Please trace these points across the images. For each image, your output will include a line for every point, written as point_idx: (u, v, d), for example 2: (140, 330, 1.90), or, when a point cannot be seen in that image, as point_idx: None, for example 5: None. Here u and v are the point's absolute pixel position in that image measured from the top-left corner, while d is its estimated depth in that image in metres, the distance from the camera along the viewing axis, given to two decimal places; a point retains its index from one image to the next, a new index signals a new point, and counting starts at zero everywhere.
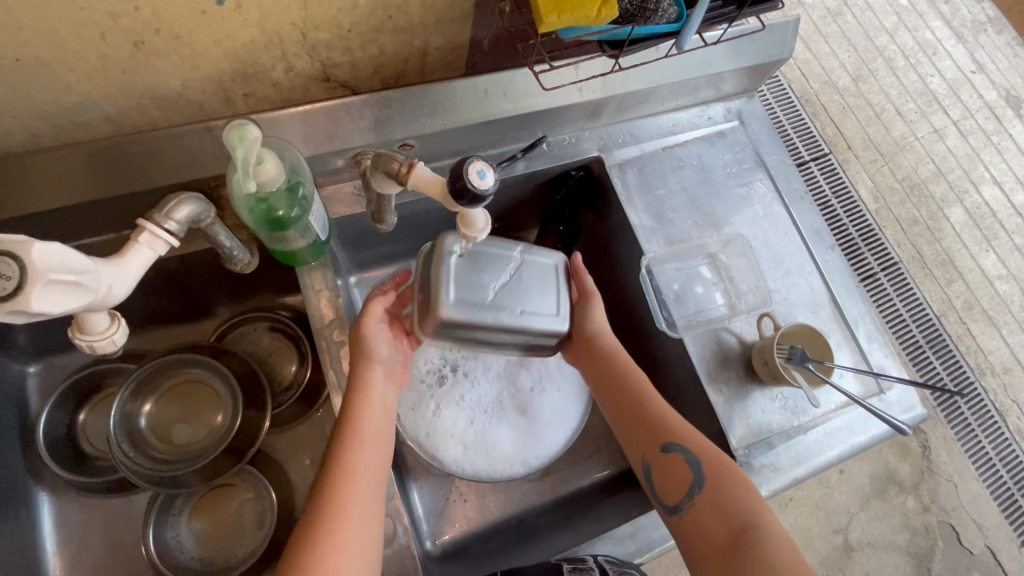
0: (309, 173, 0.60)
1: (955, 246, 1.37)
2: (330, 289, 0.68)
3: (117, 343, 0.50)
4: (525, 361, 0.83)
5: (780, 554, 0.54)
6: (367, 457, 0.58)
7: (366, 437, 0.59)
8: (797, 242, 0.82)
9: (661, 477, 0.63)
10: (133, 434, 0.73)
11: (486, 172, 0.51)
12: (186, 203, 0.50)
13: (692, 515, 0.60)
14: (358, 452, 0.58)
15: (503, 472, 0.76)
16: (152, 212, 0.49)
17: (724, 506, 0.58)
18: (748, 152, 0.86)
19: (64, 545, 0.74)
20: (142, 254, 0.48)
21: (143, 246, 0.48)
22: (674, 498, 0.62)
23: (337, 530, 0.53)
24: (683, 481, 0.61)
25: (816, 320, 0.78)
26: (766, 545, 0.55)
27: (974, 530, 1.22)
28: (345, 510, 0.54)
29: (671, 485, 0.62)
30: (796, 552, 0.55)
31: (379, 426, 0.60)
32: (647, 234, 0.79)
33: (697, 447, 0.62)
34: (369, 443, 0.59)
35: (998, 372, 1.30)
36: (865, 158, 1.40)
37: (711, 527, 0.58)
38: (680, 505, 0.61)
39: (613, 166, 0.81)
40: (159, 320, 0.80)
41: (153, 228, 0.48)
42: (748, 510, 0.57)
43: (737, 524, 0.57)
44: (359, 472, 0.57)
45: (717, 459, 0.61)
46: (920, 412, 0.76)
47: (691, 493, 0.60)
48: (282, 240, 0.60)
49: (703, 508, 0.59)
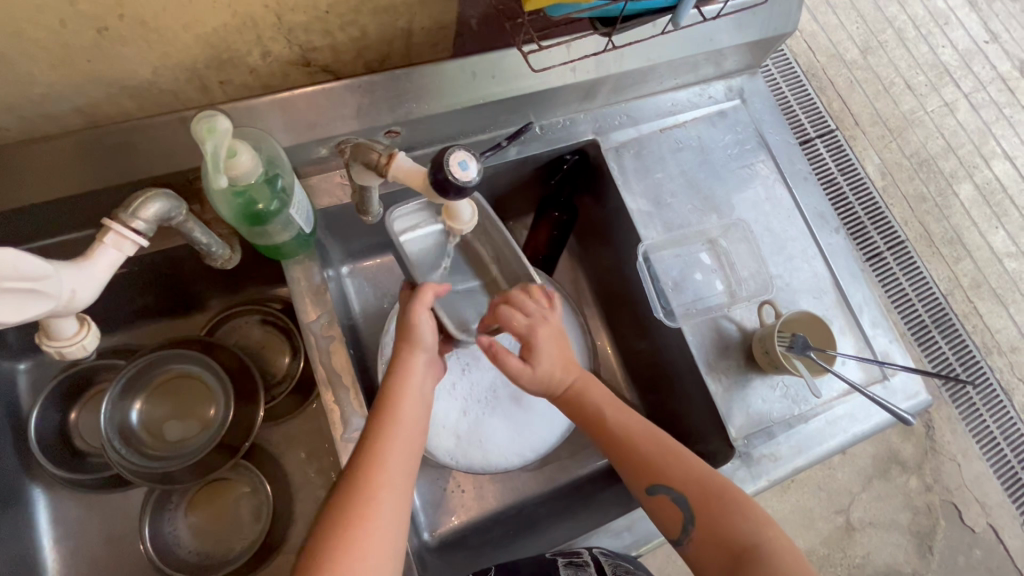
0: (288, 163, 0.57)
1: (963, 224, 1.34)
2: (316, 283, 0.66)
3: (87, 348, 0.49)
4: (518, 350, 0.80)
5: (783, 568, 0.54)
6: (400, 446, 0.56)
7: (405, 424, 0.58)
8: (801, 225, 0.80)
9: (653, 516, 0.62)
10: (124, 431, 0.72)
11: (469, 162, 0.49)
12: (154, 201, 0.49)
13: (691, 548, 0.59)
14: (389, 444, 0.56)
15: (498, 464, 0.76)
16: (118, 211, 0.47)
17: (721, 536, 0.57)
18: (751, 132, 0.83)
19: (61, 540, 0.74)
20: (108, 256, 0.46)
21: (109, 248, 0.46)
22: (671, 532, 0.61)
23: (365, 517, 0.50)
24: (676, 519, 0.60)
25: (819, 306, 0.76)
26: (768, 563, 0.54)
27: (976, 508, 1.21)
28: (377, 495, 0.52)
29: (666, 523, 0.61)
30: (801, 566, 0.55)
31: (411, 417, 0.58)
32: (644, 220, 0.77)
33: (680, 483, 0.60)
34: (405, 431, 0.57)
35: (1004, 351, 1.28)
36: (872, 134, 1.35)
37: (711, 557, 0.57)
38: (680, 538, 0.60)
39: (610, 149, 0.78)
40: (148, 314, 0.79)
41: (120, 227, 0.47)
42: (743, 530, 0.57)
43: (737, 548, 0.56)
44: (393, 459, 0.55)
45: (702, 486, 0.60)
46: (924, 398, 0.75)
47: (685, 529, 0.59)
48: (263, 235, 0.58)
49: (702, 540, 0.58)
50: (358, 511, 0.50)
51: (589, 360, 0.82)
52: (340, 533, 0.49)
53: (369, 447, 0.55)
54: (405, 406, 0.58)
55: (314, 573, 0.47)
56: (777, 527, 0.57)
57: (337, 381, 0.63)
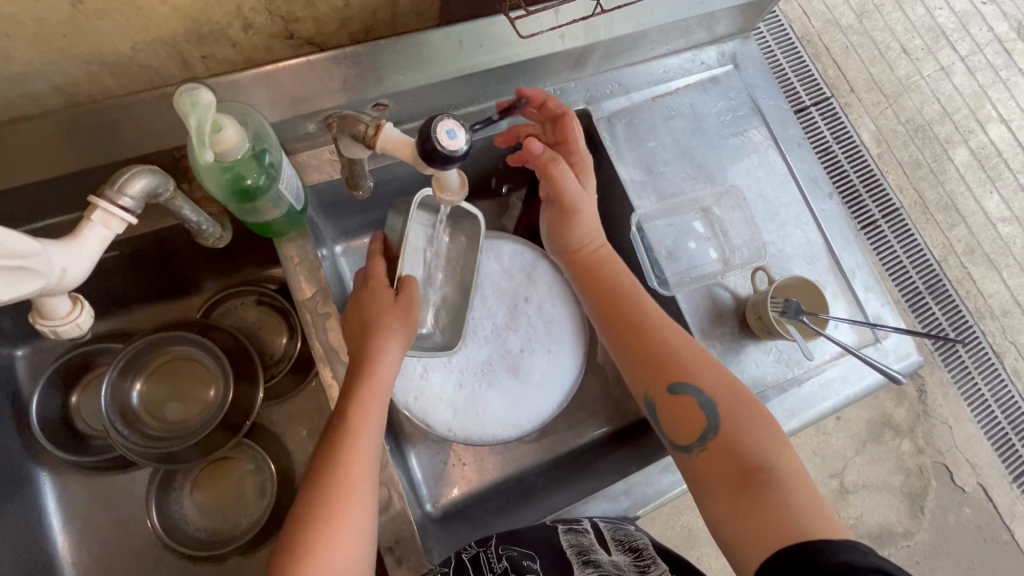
0: (275, 137, 0.57)
1: (957, 189, 1.34)
2: (308, 260, 0.65)
3: (82, 327, 0.49)
4: (513, 323, 0.81)
5: (795, 492, 0.55)
6: (372, 418, 0.58)
7: (379, 385, 0.59)
8: (795, 191, 0.80)
9: (669, 416, 0.62)
10: (125, 413, 0.73)
11: (456, 131, 0.48)
12: (139, 177, 0.48)
13: (703, 455, 0.60)
14: (364, 417, 0.57)
15: (498, 436, 0.77)
16: (104, 188, 0.46)
17: (738, 448, 0.58)
18: (744, 98, 0.82)
19: (70, 522, 0.75)
20: (97, 234, 0.46)
21: (97, 225, 0.46)
22: (684, 437, 0.61)
23: (346, 488, 0.53)
24: (695, 423, 0.61)
25: (812, 272, 0.77)
26: (780, 483, 0.55)
27: (967, 468, 1.24)
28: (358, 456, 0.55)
29: (682, 426, 0.61)
30: (812, 492, 0.56)
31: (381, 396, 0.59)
32: (637, 189, 0.76)
33: (709, 388, 0.61)
34: (377, 404, 0.58)
35: (996, 315, 1.30)
36: (867, 101, 1.34)
37: (721, 466, 0.58)
38: (691, 444, 0.61)
39: (601, 119, 0.77)
40: (143, 298, 0.79)
41: (106, 205, 0.46)
42: (762, 451, 0.58)
43: (751, 463, 0.57)
44: (362, 435, 0.56)
45: (732, 396, 0.61)
46: (915, 359, 0.76)
47: (703, 434, 0.60)
48: (253, 212, 0.57)
49: (714, 451, 0.59)
50: (337, 480, 0.53)
51: (583, 332, 0.82)
52: (323, 504, 0.52)
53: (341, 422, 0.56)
54: (377, 384, 0.59)
55: (296, 543, 0.51)
56: (793, 452, 0.59)
57: (334, 357, 0.63)
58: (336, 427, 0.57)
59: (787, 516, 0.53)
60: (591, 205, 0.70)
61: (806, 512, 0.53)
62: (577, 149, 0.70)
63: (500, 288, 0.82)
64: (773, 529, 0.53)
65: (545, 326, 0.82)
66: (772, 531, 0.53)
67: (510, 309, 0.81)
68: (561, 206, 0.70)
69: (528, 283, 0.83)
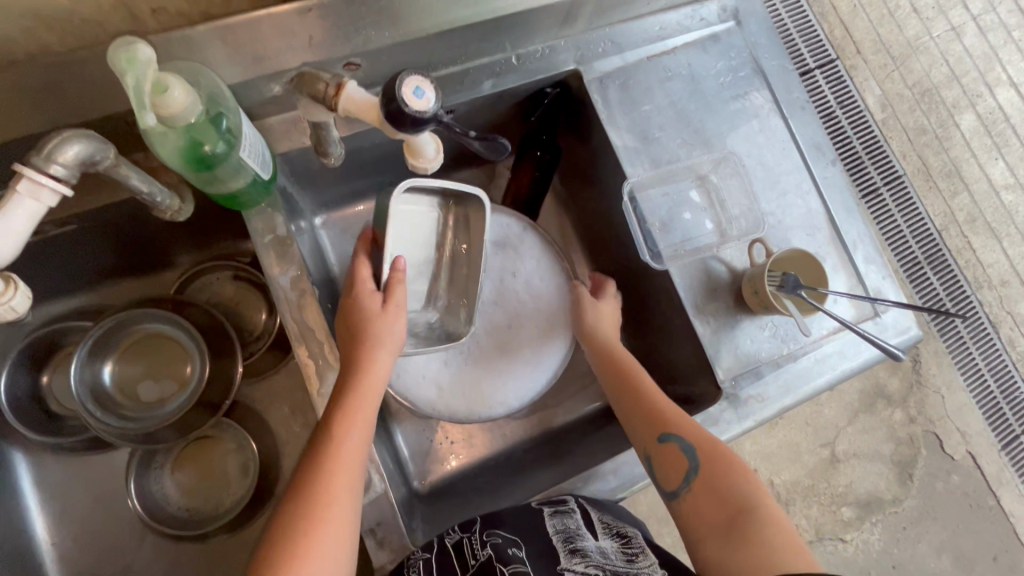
0: (233, 99, 0.53)
1: (962, 156, 1.29)
2: (279, 232, 0.62)
3: (18, 309, 0.51)
4: (498, 300, 0.78)
5: (777, 534, 0.55)
6: (357, 427, 0.55)
7: (360, 413, 0.56)
8: (796, 158, 0.76)
9: (660, 465, 0.64)
10: (98, 393, 0.70)
11: (422, 88, 0.45)
12: (73, 142, 0.44)
13: (688, 499, 0.61)
14: (349, 426, 0.55)
15: (487, 412, 0.75)
16: (30, 156, 0.43)
17: (722, 495, 0.60)
18: (745, 58, 0.77)
19: (49, 502, 0.74)
20: (26, 207, 0.43)
21: (25, 197, 0.43)
22: (673, 486, 0.63)
23: (320, 498, 0.51)
24: (680, 468, 0.62)
25: (811, 243, 0.73)
26: (761, 527, 0.56)
27: (957, 437, 1.24)
28: (334, 482, 0.52)
29: (671, 474, 0.63)
30: (796, 539, 0.55)
31: (369, 403, 0.57)
32: (630, 156, 0.72)
33: (695, 441, 0.63)
34: (361, 414, 0.56)
35: (995, 285, 1.27)
36: (874, 63, 1.28)
37: (707, 513, 0.59)
38: (679, 493, 0.62)
39: (593, 80, 0.72)
40: (114, 272, 0.75)
41: (33, 174, 0.42)
42: (746, 497, 0.59)
43: (733, 507, 0.58)
44: (347, 443, 0.54)
45: (716, 449, 0.62)
46: (914, 333, 0.73)
47: (686, 478, 0.62)
48: (214, 181, 0.54)
49: (701, 498, 0.60)
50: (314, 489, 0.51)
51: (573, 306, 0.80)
52: (296, 512, 0.50)
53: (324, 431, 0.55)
54: (365, 391, 0.57)
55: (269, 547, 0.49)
56: (777, 503, 0.59)
57: (309, 336, 0.60)
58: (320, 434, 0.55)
59: (761, 557, 0.53)
60: (603, 310, 0.77)
61: (788, 554, 0.53)
62: (604, 284, 0.80)
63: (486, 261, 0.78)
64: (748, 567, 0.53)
65: (533, 301, 0.79)
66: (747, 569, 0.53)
67: (497, 283, 0.78)
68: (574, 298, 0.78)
69: (515, 257, 0.79)
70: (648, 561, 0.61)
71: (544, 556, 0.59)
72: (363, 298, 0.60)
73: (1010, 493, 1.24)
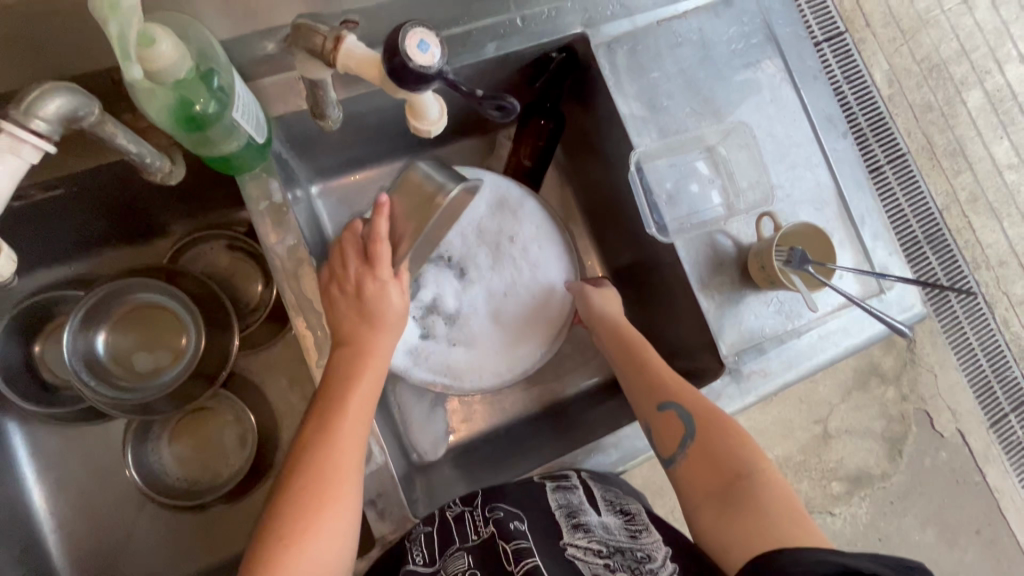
0: (225, 56, 0.50)
1: (967, 134, 1.27)
2: (275, 200, 0.59)
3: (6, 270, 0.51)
4: (497, 263, 0.76)
5: (776, 504, 0.56)
6: (357, 409, 0.55)
7: (359, 395, 0.55)
8: (807, 131, 0.73)
9: (660, 434, 0.64)
10: (92, 362, 0.69)
11: (427, 42, 0.44)
12: (53, 96, 0.42)
13: (685, 465, 0.62)
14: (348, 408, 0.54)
15: (454, 388, 0.74)
16: (9, 111, 0.41)
17: (722, 464, 0.60)
18: (758, 24, 0.74)
19: (46, 471, 0.74)
20: (8, 164, 0.41)
21: (6, 155, 0.41)
22: (670, 453, 0.63)
23: (324, 481, 0.51)
24: (677, 437, 0.63)
25: (820, 219, 0.72)
26: (759, 497, 0.57)
27: (947, 414, 1.25)
28: (339, 462, 0.52)
29: (670, 443, 0.63)
30: (795, 508, 0.56)
31: (369, 386, 0.56)
32: (637, 125, 0.70)
33: (696, 414, 0.63)
34: (360, 394, 0.55)
35: (992, 266, 1.27)
36: (882, 37, 1.24)
37: (705, 482, 0.60)
38: (677, 461, 0.63)
39: (601, 44, 0.70)
40: (104, 240, 0.73)
41: (14, 129, 0.41)
42: (747, 467, 0.59)
43: (731, 476, 0.59)
44: (349, 424, 0.54)
45: (718, 423, 0.62)
46: (919, 310, 0.73)
47: (682, 443, 0.62)
48: (207, 143, 0.51)
49: (700, 467, 0.61)
50: (317, 472, 0.51)
51: (574, 276, 0.78)
52: (298, 493, 0.51)
53: (324, 411, 0.54)
54: (365, 374, 0.56)
55: (272, 527, 0.49)
56: (778, 474, 0.60)
57: (308, 306, 0.59)
58: (320, 413, 0.54)
59: (759, 526, 0.54)
60: (611, 300, 0.75)
61: (785, 522, 0.54)
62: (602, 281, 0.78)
63: (483, 224, 0.76)
64: (749, 537, 0.54)
65: (530, 269, 0.77)
66: (746, 541, 0.54)
67: (494, 248, 0.76)
68: (580, 287, 0.76)
69: (513, 220, 0.77)
70: (652, 538, 0.61)
71: (545, 528, 0.59)
72: (385, 284, 0.58)
73: (996, 470, 1.26)
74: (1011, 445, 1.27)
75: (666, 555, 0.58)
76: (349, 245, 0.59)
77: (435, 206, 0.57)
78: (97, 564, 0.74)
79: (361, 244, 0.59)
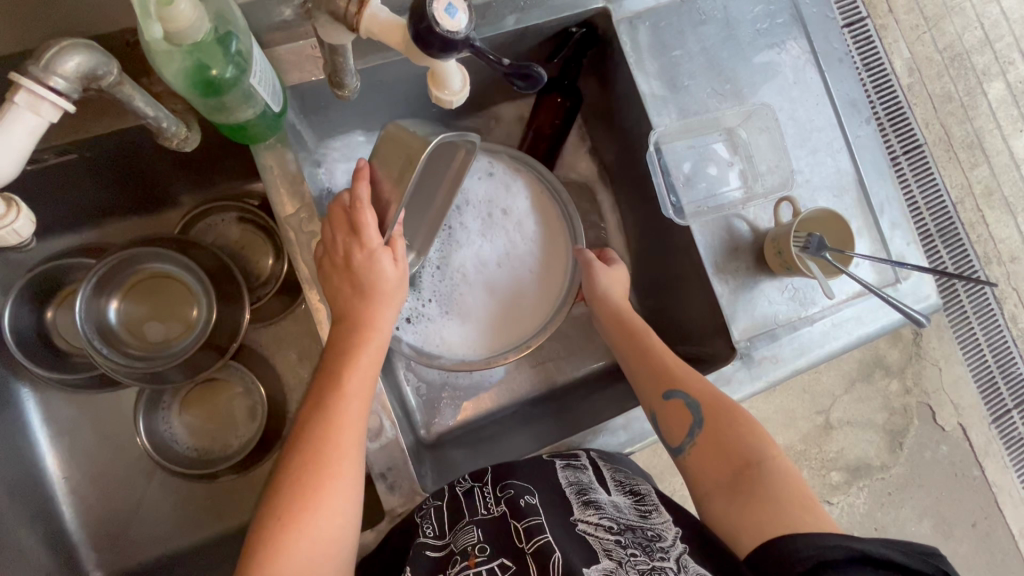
0: (241, 19, 0.49)
1: (986, 126, 1.24)
2: (289, 171, 0.59)
3: (20, 232, 0.54)
4: (485, 233, 0.74)
5: (785, 488, 0.57)
6: (357, 385, 0.55)
7: (357, 371, 0.55)
8: (829, 115, 0.72)
9: (667, 422, 0.64)
10: (103, 331, 0.69)
11: (455, 8, 0.43)
12: (72, 53, 0.42)
13: (696, 454, 0.63)
14: (347, 384, 0.54)
15: (443, 359, 0.71)
16: (29, 66, 0.41)
17: (729, 451, 0.61)
18: (783, 4, 0.72)
19: (58, 437, 0.74)
20: (26, 121, 0.41)
21: (24, 111, 0.41)
22: (678, 440, 0.64)
23: (325, 458, 0.52)
24: (685, 426, 0.63)
25: (838, 205, 0.71)
26: (767, 483, 0.57)
27: (950, 409, 1.25)
28: (339, 438, 0.53)
29: (676, 431, 0.63)
30: (803, 491, 0.57)
31: (368, 362, 0.56)
32: (658, 105, 0.68)
33: (703, 402, 0.63)
34: (359, 369, 0.55)
35: (1004, 261, 1.26)
36: (904, 23, 1.22)
37: (713, 468, 0.61)
38: (684, 447, 0.63)
39: (623, 20, 0.68)
40: (115, 209, 0.73)
41: (30, 85, 0.40)
42: (755, 453, 0.60)
43: (740, 462, 0.60)
44: (350, 401, 0.54)
45: (723, 410, 0.62)
46: (933, 301, 0.72)
47: (692, 432, 0.63)
48: (221, 110, 0.51)
49: (708, 453, 0.62)
50: (318, 449, 0.52)
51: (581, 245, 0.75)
52: (302, 469, 0.51)
53: (325, 388, 0.54)
54: (365, 350, 0.56)
55: (275, 501, 0.50)
56: (785, 457, 0.60)
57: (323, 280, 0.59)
58: (320, 390, 0.55)
59: (770, 512, 0.55)
60: (615, 275, 0.74)
61: (794, 507, 0.55)
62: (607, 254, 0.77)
63: (472, 190, 0.74)
64: (760, 524, 0.55)
65: (529, 238, 0.75)
66: (756, 526, 0.55)
67: (485, 217, 0.74)
68: (585, 260, 0.74)
69: (506, 193, 0.75)
70: (663, 517, 0.61)
71: (556, 504, 0.59)
72: (374, 254, 0.55)
73: (994, 465, 1.27)
74: (1012, 441, 1.27)
75: (677, 535, 0.58)
76: (336, 216, 0.55)
77: (411, 165, 0.50)
78: (110, 528, 0.76)
79: (348, 213, 0.55)
